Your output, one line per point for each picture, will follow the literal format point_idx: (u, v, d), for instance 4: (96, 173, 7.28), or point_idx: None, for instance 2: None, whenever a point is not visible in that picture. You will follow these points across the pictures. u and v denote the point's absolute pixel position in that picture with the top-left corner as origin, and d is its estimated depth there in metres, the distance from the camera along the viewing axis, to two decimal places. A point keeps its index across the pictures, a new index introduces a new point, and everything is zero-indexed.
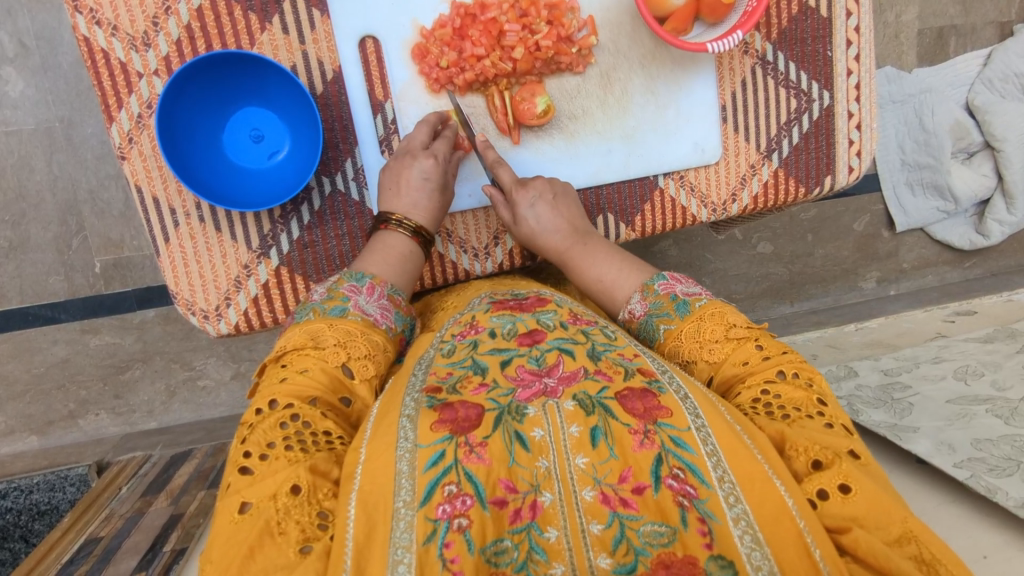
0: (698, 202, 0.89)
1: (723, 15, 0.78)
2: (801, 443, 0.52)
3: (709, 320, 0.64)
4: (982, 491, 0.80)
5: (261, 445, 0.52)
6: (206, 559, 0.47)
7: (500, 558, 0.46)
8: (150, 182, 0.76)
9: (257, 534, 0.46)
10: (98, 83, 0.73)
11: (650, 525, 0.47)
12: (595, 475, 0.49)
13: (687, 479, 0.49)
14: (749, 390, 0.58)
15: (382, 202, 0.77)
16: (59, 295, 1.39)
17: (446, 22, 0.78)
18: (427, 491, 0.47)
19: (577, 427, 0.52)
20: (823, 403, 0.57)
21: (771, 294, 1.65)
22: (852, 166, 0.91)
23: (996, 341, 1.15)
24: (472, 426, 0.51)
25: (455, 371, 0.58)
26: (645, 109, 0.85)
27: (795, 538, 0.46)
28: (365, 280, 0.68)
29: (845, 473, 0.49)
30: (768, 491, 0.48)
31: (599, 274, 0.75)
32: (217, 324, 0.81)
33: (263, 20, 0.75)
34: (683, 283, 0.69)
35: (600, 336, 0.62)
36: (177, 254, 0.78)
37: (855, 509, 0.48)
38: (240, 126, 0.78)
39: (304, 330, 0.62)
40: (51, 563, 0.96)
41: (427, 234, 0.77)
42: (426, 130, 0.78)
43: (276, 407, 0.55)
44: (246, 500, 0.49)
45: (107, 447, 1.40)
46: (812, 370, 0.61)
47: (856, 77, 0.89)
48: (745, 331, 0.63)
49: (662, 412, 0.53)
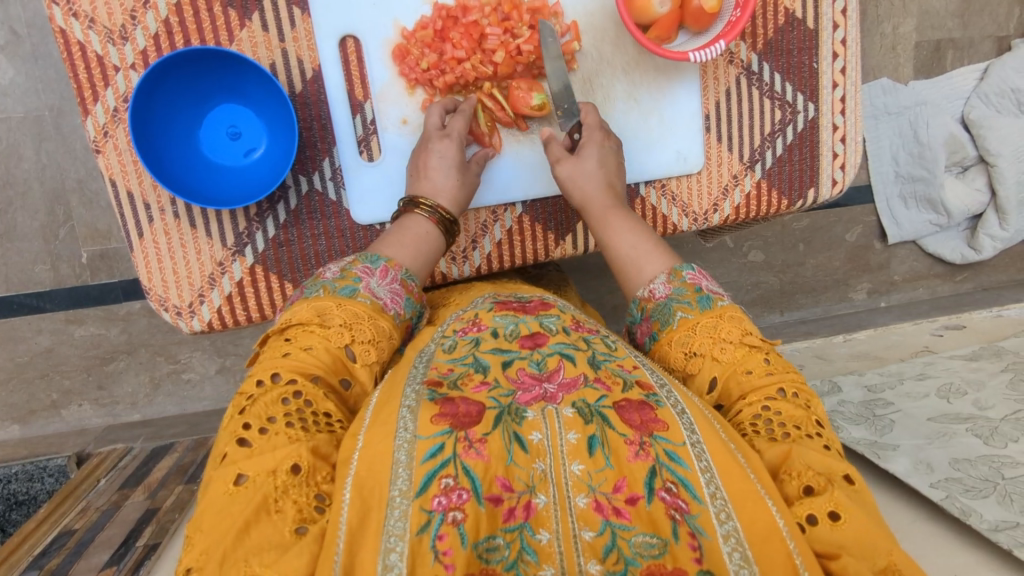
0: (679, 210, 0.89)
1: (707, 24, 0.78)
2: (796, 467, 0.52)
3: (727, 321, 0.63)
4: (956, 513, 0.80)
5: (261, 419, 0.52)
6: (195, 527, 0.46)
7: (491, 555, 0.45)
8: (124, 176, 0.76)
9: (254, 509, 0.46)
10: (74, 75, 0.73)
11: (642, 536, 0.46)
12: (590, 483, 0.49)
13: (679, 494, 0.49)
14: (751, 407, 0.57)
15: (411, 186, 0.77)
16: (45, 285, 1.38)
17: (427, 23, 0.77)
18: (423, 482, 0.47)
19: (575, 434, 0.51)
20: (821, 425, 0.57)
21: (761, 303, 1.65)
22: (836, 179, 0.91)
23: (981, 359, 1.15)
24: (472, 423, 0.51)
25: (456, 368, 0.57)
26: (627, 116, 0.85)
27: (783, 559, 0.46)
28: (379, 263, 0.67)
29: (836, 501, 0.49)
30: (760, 511, 0.48)
31: (632, 241, 0.72)
32: (190, 321, 0.80)
33: (243, 16, 0.75)
34: (709, 281, 0.67)
35: (601, 345, 0.60)
36: (150, 249, 0.78)
37: (842, 538, 0.48)
38: (217, 122, 0.77)
39: (313, 305, 0.61)
40: (23, 554, 0.96)
41: (448, 215, 0.75)
42: (439, 110, 0.78)
43: (279, 382, 0.54)
44: (242, 472, 0.48)
45: (89, 438, 1.39)
46: (811, 392, 0.60)
47: (841, 90, 0.89)
48: (759, 341, 0.62)
49: (659, 425, 0.52)
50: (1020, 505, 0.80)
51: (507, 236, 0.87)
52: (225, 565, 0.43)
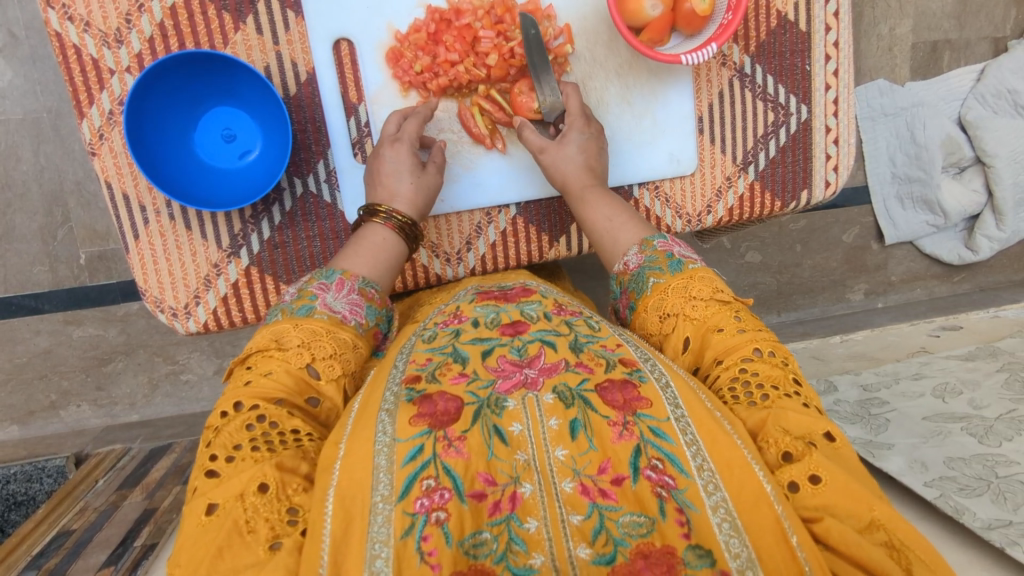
0: (673, 212, 0.89)
1: (700, 27, 0.78)
2: (773, 435, 0.52)
3: (697, 281, 0.65)
4: (950, 511, 0.80)
5: (227, 447, 0.52)
6: (174, 563, 0.47)
7: (478, 550, 0.45)
8: (120, 178, 0.76)
9: (225, 534, 0.46)
10: (69, 78, 0.73)
11: (629, 516, 0.47)
12: (574, 467, 0.49)
13: (665, 470, 0.49)
14: (727, 370, 0.58)
15: (369, 194, 0.77)
16: (43, 286, 1.38)
17: (421, 26, 0.77)
18: (405, 486, 0.47)
19: (556, 420, 0.52)
20: (799, 382, 0.57)
21: (758, 304, 1.66)
22: (829, 180, 0.91)
23: (976, 359, 1.15)
24: (451, 420, 0.51)
25: (434, 357, 0.58)
26: (621, 119, 0.85)
27: (772, 523, 0.46)
28: (335, 276, 0.67)
29: (816, 464, 0.49)
30: (748, 477, 0.49)
31: (607, 216, 0.76)
32: (186, 322, 0.81)
33: (237, 19, 0.75)
34: (680, 246, 0.70)
35: (584, 326, 0.62)
36: (146, 251, 0.78)
37: (826, 500, 0.48)
38: (212, 125, 0.78)
39: (270, 331, 0.61)
40: (22, 554, 0.96)
41: (406, 218, 0.75)
42: (397, 117, 0.78)
43: (241, 409, 0.54)
44: (212, 501, 0.49)
45: (87, 439, 1.40)
46: (786, 349, 0.60)
47: (834, 92, 0.89)
48: (729, 296, 0.63)
49: (641, 402, 0.53)
50: (1013, 503, 0.80)
51: (501, 238, 0.87)
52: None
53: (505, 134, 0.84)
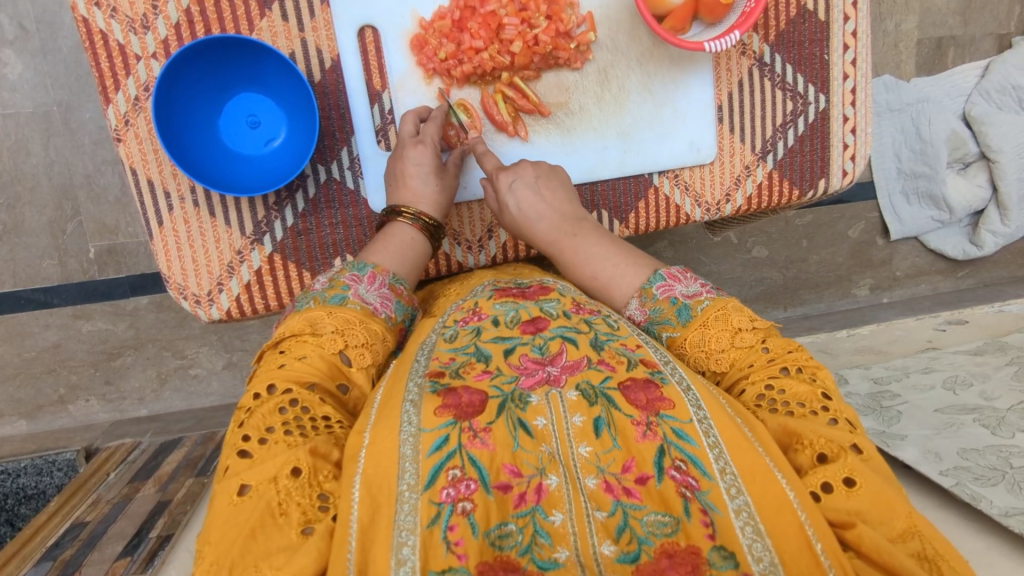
0: (692, 201, 0.90)
1: (722, 15, 0.79)
2: (808, 436, 0.52)
3: (712, 326, 0.62)
4: (967, 499, 0.80)
5: (260, 429, 0.52)
6: (203, 540, 0.46)
7: (504, 542, 0.45)
8: (145, 165, 0.76)
9: (258, 515, 0.45)
10: (95, 64, 0.73)
11: (654, 515, 0.46)
12: (598, 464, 0.49)
13: (689, 471, 0.49)
14: (753, 386, 0.58)
15: (391, 194, 0.78)
16: (52, 280, 1.38)
17: (445, 14, 0.78)
18: (431, 475, 0.47)
19: (581, 417, 0.52)
20: (829, 398, 0.56)
21: (764, 299, 1.66)
22: (846, 170, 0.92)
23: (985, 352, 1.15)
24: (476, 413, 0.51)
25: (457, 356, 0.58)
26: (642, 107, 0.86)
27: (796, 530, 0.46)
28: (367, 270, 0.67)
29: (850, 467, 0.49)
30: (771, 484, 0.48)
31: (593, 271, 0.73)
32: (209, 309, 0.81)
33: (263, 6, 0.76)
34: (682, 282, 0.67)
35: (604, 325, 0.62)
36: (170, 238, 0.79)
37: (860, 503, 0.48)
38: (236, 112, 0.78)
39: (303, 317, 0.61)
40: (37, 545, 0.96)
41: (432, 220, 0.77)
42: (412, 118, 0.79)
43: (275, 392, 0.54)
44: (245, 482, 0.48)
45: (97, 433, 1.39)
46: (819, 366, 0.59)
47: (852, 82, 0.90)
48: (752, 335, 0.61)
49: (664, 403, 0.53)
50: None
51: None
52: (234, 570, 0.43)
53: (528, 123, 0.84)
